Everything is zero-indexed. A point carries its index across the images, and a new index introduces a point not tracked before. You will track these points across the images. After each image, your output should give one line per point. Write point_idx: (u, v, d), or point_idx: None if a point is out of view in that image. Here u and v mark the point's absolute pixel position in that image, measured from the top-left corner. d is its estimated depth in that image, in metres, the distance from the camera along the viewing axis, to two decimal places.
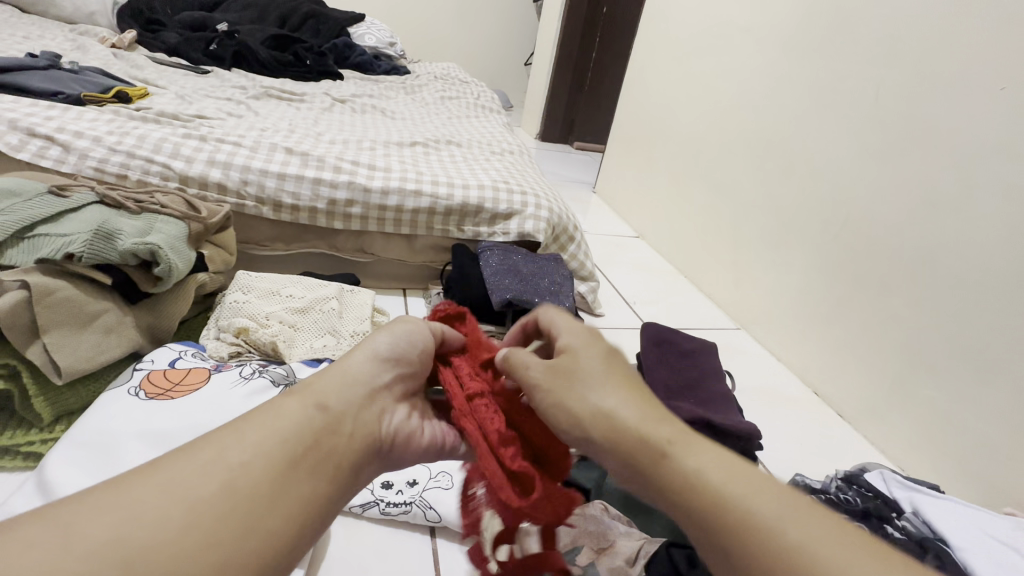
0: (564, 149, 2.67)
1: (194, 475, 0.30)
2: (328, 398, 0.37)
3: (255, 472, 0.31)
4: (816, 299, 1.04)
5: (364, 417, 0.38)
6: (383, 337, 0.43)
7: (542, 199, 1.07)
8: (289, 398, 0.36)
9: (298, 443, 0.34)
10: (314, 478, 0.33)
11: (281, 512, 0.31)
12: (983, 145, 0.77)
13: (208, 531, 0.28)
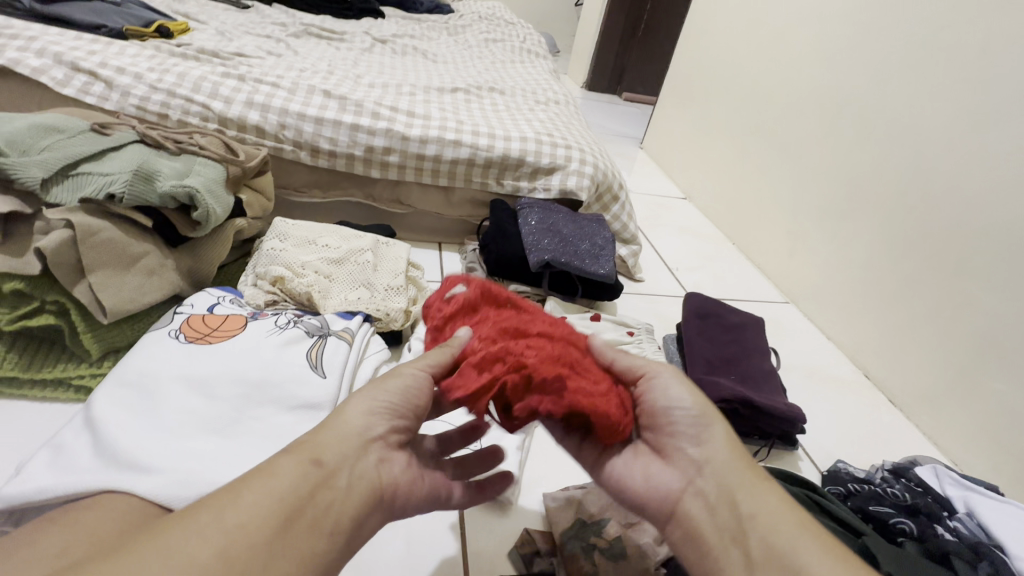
0: (612, 100, 2.52)
1: (184, 552, 0.28)
2: (322, 450, 0.36)
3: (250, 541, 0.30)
4: (878, 275, 0.96)
5: (365, 467, 0.37)
6: (383, 395, 0.39)
7: (587, 154, 1.01)
8: (283, 467, 0.34)
9: (291, 503, 0.32)
10: (314, 540, 0.32)
11: None
12: None
13: None
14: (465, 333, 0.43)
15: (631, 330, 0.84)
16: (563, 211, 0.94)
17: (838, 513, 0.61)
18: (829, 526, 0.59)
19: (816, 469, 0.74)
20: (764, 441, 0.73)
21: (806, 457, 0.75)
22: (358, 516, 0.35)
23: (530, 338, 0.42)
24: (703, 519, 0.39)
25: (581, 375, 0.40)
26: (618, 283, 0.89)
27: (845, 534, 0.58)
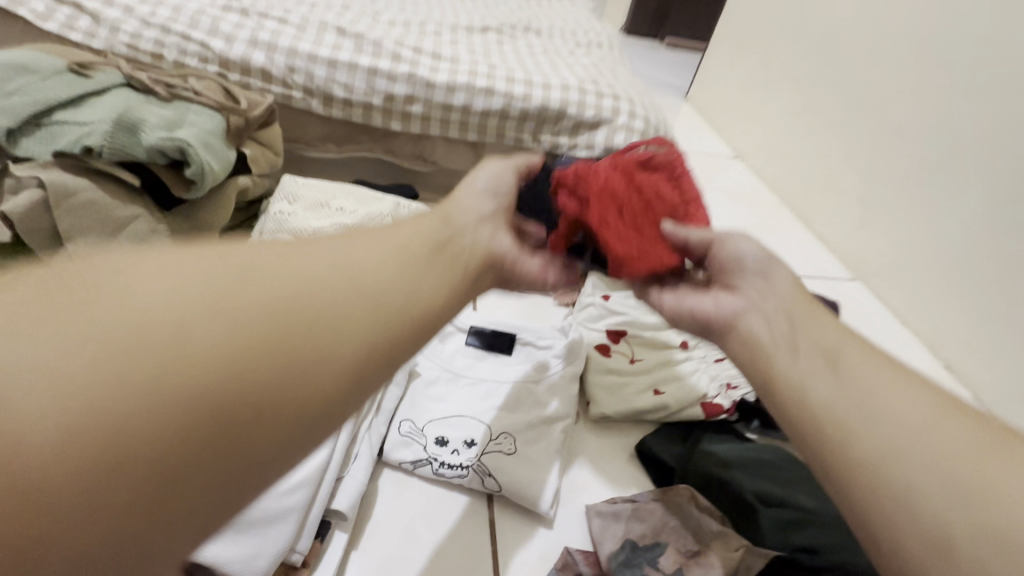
0: (654, 45, 2.30)
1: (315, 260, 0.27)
2: (450, 212, 0.38)
3: (290, 319, 0.24)
4: (974, 254, 0.82)
5: (484, 235, 0.39)
6: (477, 181, 0.43)
7: (638, 105, 0.86)
8: (401, 225, 0.34)
9: (424, 240, 0.33)
10: (445, 274, 0.33)
11: (413, 300, 0.29)
12: None
13: (340, 304, 0.26)
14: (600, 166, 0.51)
15: None
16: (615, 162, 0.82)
17: None
18: None
19: None
20: None
21: None
22: (473, 277, 0.36)
23: (639, 199, 0.49)
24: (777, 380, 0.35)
25: (654, 241, 0.46)
26: None
27: None
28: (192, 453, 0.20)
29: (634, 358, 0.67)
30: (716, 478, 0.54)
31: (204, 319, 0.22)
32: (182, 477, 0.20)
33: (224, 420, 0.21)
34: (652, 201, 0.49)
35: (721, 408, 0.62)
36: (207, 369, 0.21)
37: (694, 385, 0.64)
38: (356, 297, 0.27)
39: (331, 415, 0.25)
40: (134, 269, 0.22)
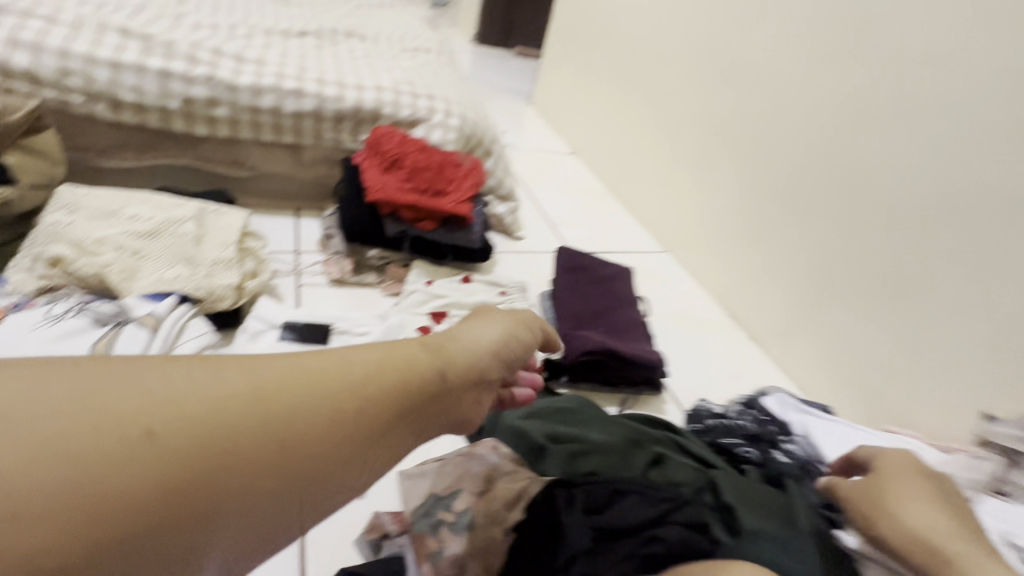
0: (502, 54, 2.43)
1: (320, 397, 0.27)
2: (452, 354, 0.35)
3: (294, 420, 0.26)
4: (739, 218, 0.99)
5: (473, 387, 0.35)
6: (488, 325, 0.39)
7: (453, 105, 0.94)
8: (389, 354, 0.31)
9: (418, 387, 0.31)
10: (411, 431, 0.31)
11: (370, 466, 0.29)
12: (924, 55, 0.70)
13: (316, 421, 0.26)
14: (414, 146, 0.80)
15: (503, 291, 0.81)
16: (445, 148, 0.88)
17: (691, 447, 0.64)
18: (686, 464, 0.61)
19: (681, 411, 0.75)
20: (630, 389, 0.74)
21: (672, 400, 0.77)
22: (429, 429, 0.32)
23: (426, 173, 0.78)
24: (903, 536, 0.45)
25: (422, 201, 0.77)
26: (489, 245, 0.84)
27: (697, 469, 0.60)
28: (209, 499, 0.23)
29: None
30: (516, 429, 0.61)
31: (195, 408, 0.24)
32: (193, 519, 0.22)
33: (202, 483, 0.23)
34: (436, 176, 0.78)
35: None
36: (152, 483, 0.22)
37: None
38: (368, 405, 0.28)
39: (318, 508, 0.27)
40: (143, 378, 0.24)
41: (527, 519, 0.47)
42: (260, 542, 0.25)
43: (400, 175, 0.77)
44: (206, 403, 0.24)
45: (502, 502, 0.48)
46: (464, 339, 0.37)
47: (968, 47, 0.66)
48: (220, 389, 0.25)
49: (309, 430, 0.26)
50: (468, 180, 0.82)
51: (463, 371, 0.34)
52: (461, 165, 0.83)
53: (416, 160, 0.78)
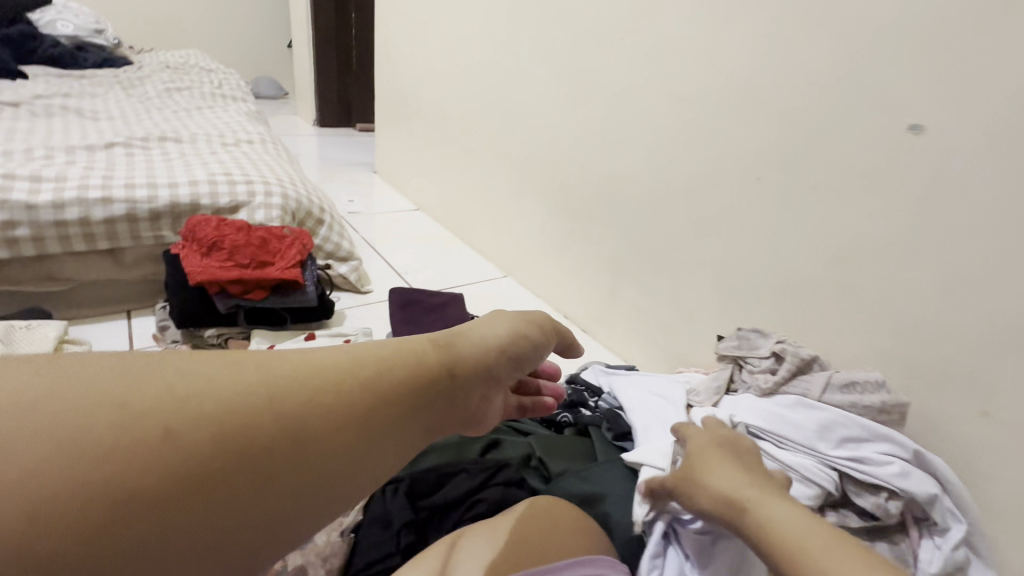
0: (347, 132, 2.58)
1: (335, 402, 0.32)
2: (457, 359, 0.40)
3: (300, 415, 0.30)
4: (548, 235, 1.16)
5: (477, 388, 0.41)
6: (492, 326, 0.45)
7: (273, 186, 1.02)
8: (401, 357, 0.37)
9: (418, 389, 0.37)
10: (413, 428, 0.36)
11: (370, 470, 0.33)
12: (623, 85, 0.91)
13: (335, 426, 0.31)
14: (235, 229, 0.88)
15: (348, 338, 0.89)
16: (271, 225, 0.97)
17: (524, 425, 0.74)
18: (517, 440, 0.70)
19: None
20: None
21: None
22: (428, 432, 0.37)
23: (248, 250, 0.85)
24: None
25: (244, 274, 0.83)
26: (329, 300, 0.92)
27: (524, 441, 0.69)
28: (226, 486, 0.27)
29: None
30: None
31: (220, 406, 0.28)
32: (210, 509, 0.26)
33: (231, 463, 0.27)
34: (257, 250, 0.86)
35: None
36: (184, 467, 0.26)
37: None
38: (360, 400, 0.33)
39: (330, 504, 0.31)
40: (185, 372, 0.29)
41: (362, 519, 0.55)
42: (279, 532, 0.29)
43: (220, 256, 0.83)
44: (228, 405, 0.29)
45: (337, 511, 0.56)
46: (475, 336, 0.44)
47: (643, 76, 0.87)
48: (246, 385, 0.30)
49: (312, 423, 0.31)
50: (293, 250, 0.90)
51: (472, 368, 0.41)
52: (286, 238, 0.92)
53: (237, 240, 0.86)
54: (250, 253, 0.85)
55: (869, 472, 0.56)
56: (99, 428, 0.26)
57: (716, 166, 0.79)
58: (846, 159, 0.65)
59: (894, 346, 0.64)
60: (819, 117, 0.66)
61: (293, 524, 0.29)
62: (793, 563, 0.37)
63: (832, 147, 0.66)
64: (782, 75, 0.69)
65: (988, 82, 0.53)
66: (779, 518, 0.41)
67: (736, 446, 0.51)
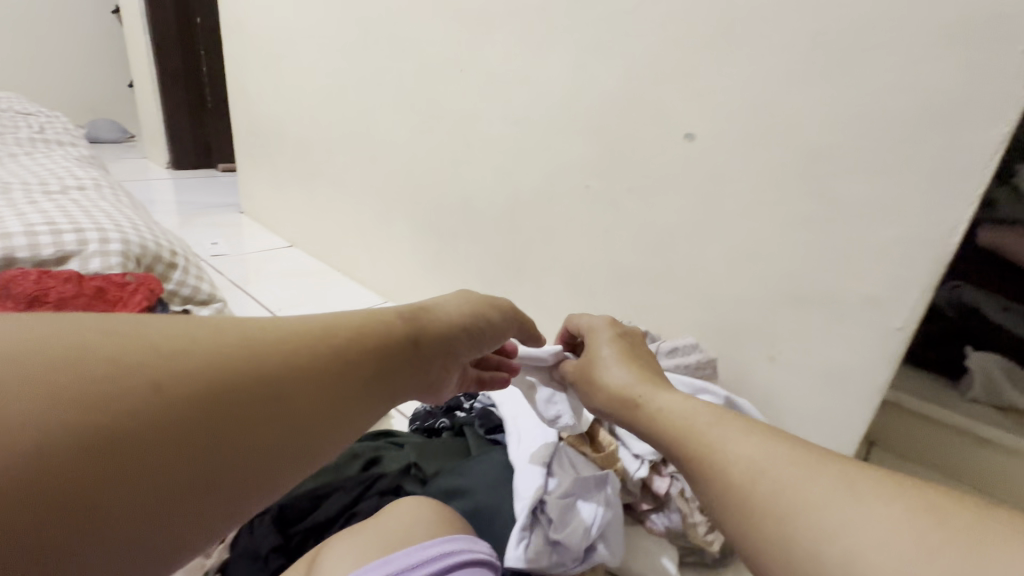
0: (207, 174, 2.42)
1: (313, 358, 0.35)
2: (420, 329, 0.44)
3: (270, 365, 0.32)
4: (420, 256, 1.20)
5: (436, 356, 0.45)
6: (450, 302, 0.50)
7: (110, 232, 0.95)
8: (371, 324, 0.40)
9: (384, 352, 0.39)
10: (383, 388, 0.39)
11: (349, 427, 0.35)
12: (467, 111, 0.99)
13: (313, 383, 0.34)
14: (65, 279, 0.80)
15: None
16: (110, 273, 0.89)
17: (403, 439, 0.77)
18: (396, 453, 0.72)
19: (404, 418, 0.88)
20: None
21: (398, 413, 0.89)
22: (398, 393, 0.40)
23: (81, 299, 0.78)
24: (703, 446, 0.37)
25: None
26: None
27: (402, 452, 0.72)
28: (217, 432, 0.28)
29: None
30: None
31: (204, 363, 0.30)
32: (208, 455, 0.28)
33: (222, 410, 0.29)
34: (93, 299, 0.79)
35: None
36: (181, 412, 0.28)
37: None
38: (327, 355, 0.35)
39: (311, 459, 0.33)
40: (165, 334, 0.31)
41: (228, 556, 0.53)
42: (266, 481, 0.30)
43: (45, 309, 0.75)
44: (216, 355, 0.31)
45: (200, 554, 0.54)
46: (437, 312, 0.48)
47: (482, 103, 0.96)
48: (228, 345, 0.32)
49: (278, 374, 0.32)
50: (140, 293, 0.84)
51: (433, 337, 0.45)
52: (130, 282, 0.85)
53: (67, 289, 0.78)
54: (84, 302, 0.78)
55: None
56: (74, 371, 0.27)
57: (554, 178, 0.89)
58: (648, 164, 0.77)
59: (706, 313, 0.76)
60: (624, 130, 0.78)
61: (282, 471, 0.31)
62: (678, 441, 0.39)
63: (637, 154, 0.78)
64: (592, 98, 0.81)
65: (733, 96, 0.68)
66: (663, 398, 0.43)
67: (632, 341, 0.55)
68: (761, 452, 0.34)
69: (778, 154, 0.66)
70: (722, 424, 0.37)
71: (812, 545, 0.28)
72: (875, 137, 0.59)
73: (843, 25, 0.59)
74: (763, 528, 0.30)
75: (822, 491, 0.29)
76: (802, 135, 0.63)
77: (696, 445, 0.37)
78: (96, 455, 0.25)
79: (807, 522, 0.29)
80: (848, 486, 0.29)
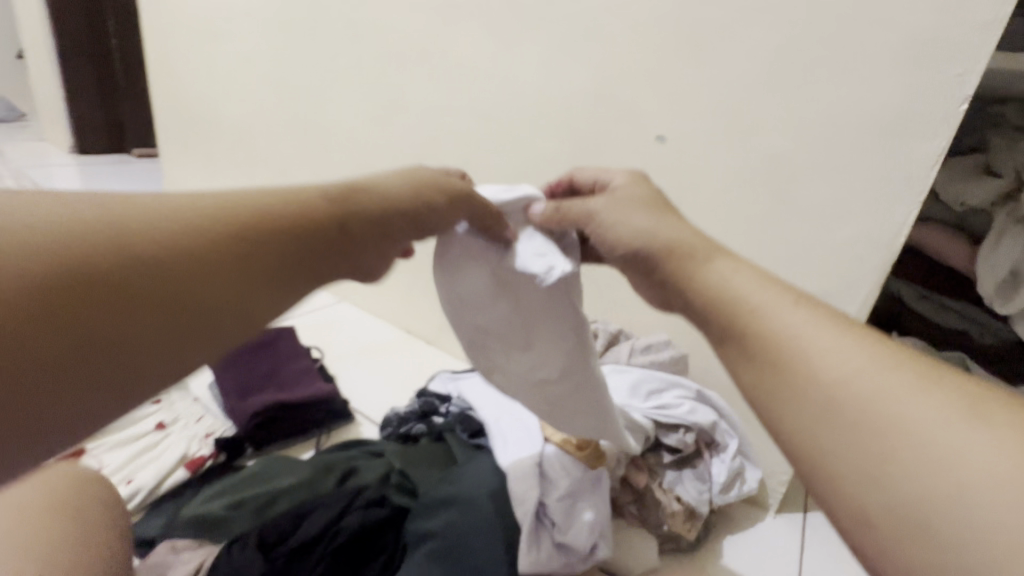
0: (122, 159, 2.18)
1: (201, 223, 0.30)
2: (354, 207, 0.38)
3: (156, 245, 0.28)
4: None
5: (375, 241, 0.39)
6: (401, 178, 0.44)
7: None
8: (288, 200, 0.35)
9: (305, 229, 0.34)
10: (303, 273, 0.34)
11: (261, 304, 0.31)
12: (429, 104, 0.96)
13: (204, 260, 0.29)
14: None
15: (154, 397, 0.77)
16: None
17: (380, 447, 0.75)
18: (374, 461, 0.70)
19: (374, 423, 0.85)
20: (320, 427, 0.79)
21: (366, 418, 0.86)
22: (320, 276, 0.35)
23: None
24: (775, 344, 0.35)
25: None
26: None
27: (381, 460, 0.70)
28: (57, 308, 0.24)
29: (101, 467, 0.67)
30: (197, 516, 0.61)
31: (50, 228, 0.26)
32: (55, 327, 0.24)
33: (70, 281, 0.25)
34: None
35: (202, 458, 0.69)
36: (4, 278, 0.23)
37: (169, 454, 0.68)
38: (232, 233, 0.31)
39: (205, 344, 0.29)
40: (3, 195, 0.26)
41: None
42: (148, 364, 0.27)
43: None
44: (59, 217, 0.26)
45: None
46: (385, 186, 0.42)
47: (446, 95, 0.93)
48: (72, 207, 0.27)
49: (161, 248, 0.28)
50: None
51: (375, 218, 0.39)
52: None
53: None
54: None
55: (671, 415, 0.69)
56: None
57: (522, 174, 0.88)
58: (618, 162, 0.78)
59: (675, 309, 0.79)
60: (595, 129, 0.79)
61: (171, 357, 0.28)
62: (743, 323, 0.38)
63: (607, 152, 0.79)
64: (562, 94, 0.80)
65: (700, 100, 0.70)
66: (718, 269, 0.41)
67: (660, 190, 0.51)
68: (857, 362, 0.32)
69: (742, 156, 0.69)
70: (815, 329, 0.35)
71: (912, 479, 0.28)
72: (828, 144, 0.64)
73: (802, 37, 0.62)
74: (871, 448, 0.29)
75: (922, 409, 0.29)
76: (766, 139, 0.67)
77: (786, 362, 0.34)
78: None
79: (902, 431, 0.29)
80: (968, 411, 0.28)
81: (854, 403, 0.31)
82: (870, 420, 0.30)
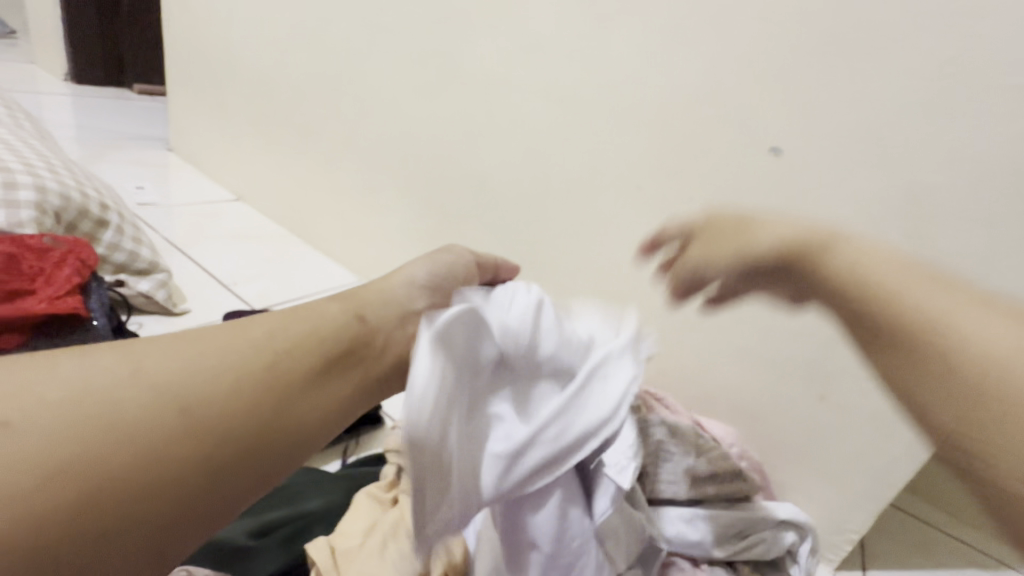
0: (120, 95, 2.02)
1: (115, 407, 0.30)
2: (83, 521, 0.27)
3: (123, 437, 0.29)
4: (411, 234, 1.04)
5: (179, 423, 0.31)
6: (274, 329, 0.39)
7: (17, 173, 0.76)
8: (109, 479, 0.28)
9: (141, 415, 0.30)
10: (157, 429, 0.30)
11: (205, 419, 0.31)
12: (493, 78, 0.85)
13: (133, 426, 0.29)
14: None
15: None
16: (21, 233, 0.72)
17: None
18: None
19: None
20: (350, 435, 0.71)
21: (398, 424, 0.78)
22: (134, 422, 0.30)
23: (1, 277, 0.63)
24: (926, 339, 0.49)
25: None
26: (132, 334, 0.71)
27: None
28: (174, 486, 0.29)
29: None
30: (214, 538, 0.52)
31: (109, 465, 0.28)
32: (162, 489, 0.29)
33: (212, 465, 0.31)
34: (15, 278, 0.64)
35: None
36: (192, 462, 0.30)
37: None
38: (160, 428, 0.30)
39: (209, 472, 0.30)
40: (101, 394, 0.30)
41: None
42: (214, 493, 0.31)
43: None
44: (136, 477, 0.28)
45: None
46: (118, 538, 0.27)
47: (515, 71, 0.82)
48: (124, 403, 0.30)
49: (156, 447, 0.29)
50: (80, 273, 0.69)
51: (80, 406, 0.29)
52: (61, 257, 0.68)
53: None
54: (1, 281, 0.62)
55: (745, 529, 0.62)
56: (130, 467, 0.28)
57: (594, 172, 0.78)
58: (713, 175, 0.69)
59: (755, 341, 0.72)
60: (691, 133, 0.69)
61: (229, 501, 0.31)
62: (913, 321, 0.51)
63: (704, 161, 0.69)
64: (660, 89, 0.70)
65: (831, 115, 0.60)
66: (972, 329, 0.47)
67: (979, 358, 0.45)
68: (936, 313, 0.49)
69: (874, 189, 0.59)
70: (946, 317, 0.49)
71: (918, 324, 0.50)
72: (991, 185, 0.54)
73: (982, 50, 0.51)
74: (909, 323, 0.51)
75: (992, 323, 0.46)
76: (908, 168, 0.57)
77: (928, 348, 0.49)
78: (162, 498, 0.29)
79: (909, 326, 0.51)
80: (961, 310, 0.48)
81: (930, 340, 0.48)
82: (929, 332, 0.49)
